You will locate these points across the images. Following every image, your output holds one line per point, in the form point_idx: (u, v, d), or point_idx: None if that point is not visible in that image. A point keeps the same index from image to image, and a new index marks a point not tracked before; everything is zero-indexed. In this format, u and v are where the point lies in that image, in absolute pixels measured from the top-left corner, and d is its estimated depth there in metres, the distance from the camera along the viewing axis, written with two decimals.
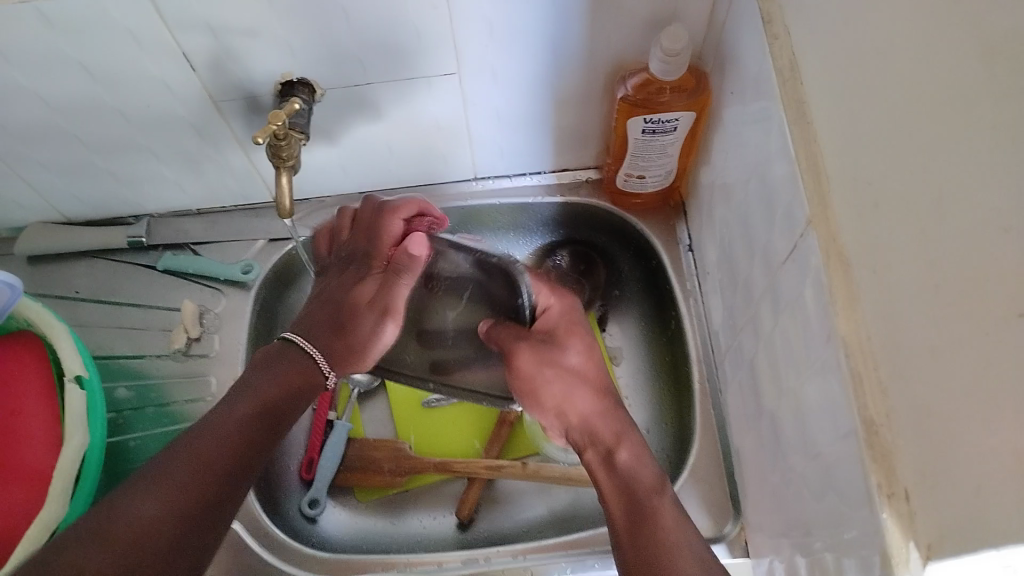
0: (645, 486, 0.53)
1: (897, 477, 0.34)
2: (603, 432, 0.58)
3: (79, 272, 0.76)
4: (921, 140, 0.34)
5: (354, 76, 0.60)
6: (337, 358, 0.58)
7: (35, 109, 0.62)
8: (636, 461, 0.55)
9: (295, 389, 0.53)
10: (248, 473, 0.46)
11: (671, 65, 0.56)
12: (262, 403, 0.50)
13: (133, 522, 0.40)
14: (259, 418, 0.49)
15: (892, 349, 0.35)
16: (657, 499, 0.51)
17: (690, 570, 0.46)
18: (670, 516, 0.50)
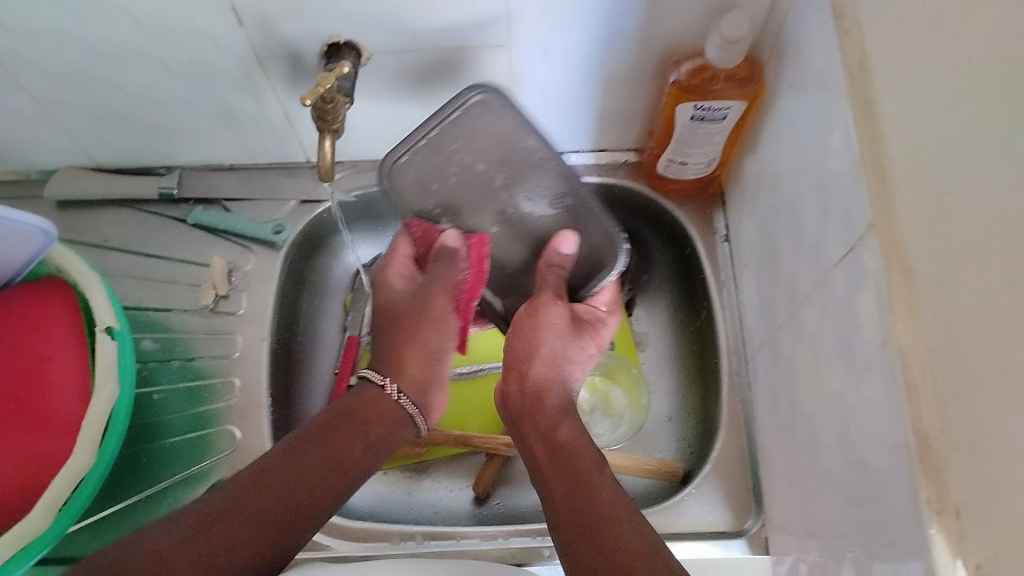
0: (587, 461, 0.51)
1: (948, 494, 0.35)
2: (544, 414, 0.55)
3: (108, 219, 0.76)
4: (1001, 154, 0.33)
5: (404, 41, 0.59)
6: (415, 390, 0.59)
7: (77, 54, 0.61)
8: (574, 439, 0.53)
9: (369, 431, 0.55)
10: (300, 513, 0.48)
11: (729, 53, 0.55)
12: (331, 444, 0.52)
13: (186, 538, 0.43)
14: (325, 458, 0.51)
15: (952, 364, 0.35)
16: (600, 474, 0.50)
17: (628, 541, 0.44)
18: (608, 492, 0.48)
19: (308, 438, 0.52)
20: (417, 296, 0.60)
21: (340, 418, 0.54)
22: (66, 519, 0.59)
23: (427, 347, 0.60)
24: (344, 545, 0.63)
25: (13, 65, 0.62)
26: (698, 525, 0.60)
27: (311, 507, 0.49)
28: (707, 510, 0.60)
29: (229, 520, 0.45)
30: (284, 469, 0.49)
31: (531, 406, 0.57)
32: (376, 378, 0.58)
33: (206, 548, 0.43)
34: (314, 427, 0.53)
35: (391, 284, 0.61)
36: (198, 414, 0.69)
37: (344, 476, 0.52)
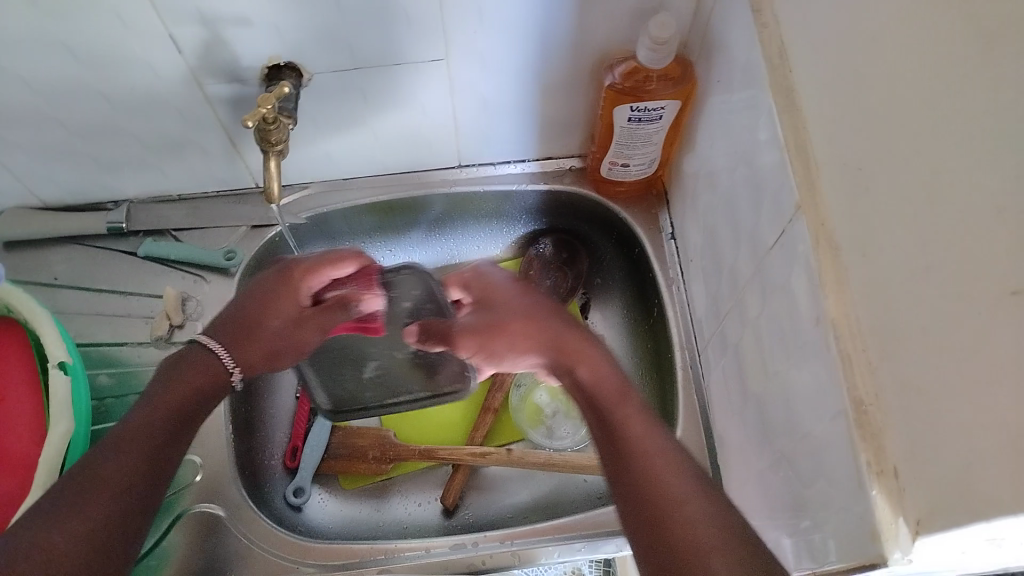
0: (612, 394, 0.48)
1: (886, 455, 0.36)
2: (562, 350, 0.51)
3: (58, 257, 0.75)
4: (914, 125, 0.35)
5: (342, 61, 0.60)
6: (242, 355, 0.56)
7: (15, 91, 0.61)
8: (598, 376, 0.50)
9: (201, 388, 0.53)
10: (158, 476, 0.47)
11: (660, 53, 0.56)
12: (165, 408, 0.50)
13: (58, 531, 0.41)
14: (164, 424, 0.49)
15: (881, 331, 0.36)
16: (627, 408, 0.47)
17: (685, 488, 0.42)
18: (655, 448, 0.44)
19: (143, 412, 0.50)
20: (297, 316, 0.58)
21: (168, 384, 0.52)
22: None
23: (276, 348, 0.58)
24: (314, 565, 0.62)
25: None
26: None
27: (158, 469, 0.47)
28: None
29: (87, 500, 0.43)
30: (129, 441, 0.47)
31: (558, 355, 0.51)
32: (221, 352, 0.55)
33: (68, 528, 0.41)
34: (146, 402, 0.50)
35: (288, 294, 0.57)
36: None
37: (183, 431, 0.51)
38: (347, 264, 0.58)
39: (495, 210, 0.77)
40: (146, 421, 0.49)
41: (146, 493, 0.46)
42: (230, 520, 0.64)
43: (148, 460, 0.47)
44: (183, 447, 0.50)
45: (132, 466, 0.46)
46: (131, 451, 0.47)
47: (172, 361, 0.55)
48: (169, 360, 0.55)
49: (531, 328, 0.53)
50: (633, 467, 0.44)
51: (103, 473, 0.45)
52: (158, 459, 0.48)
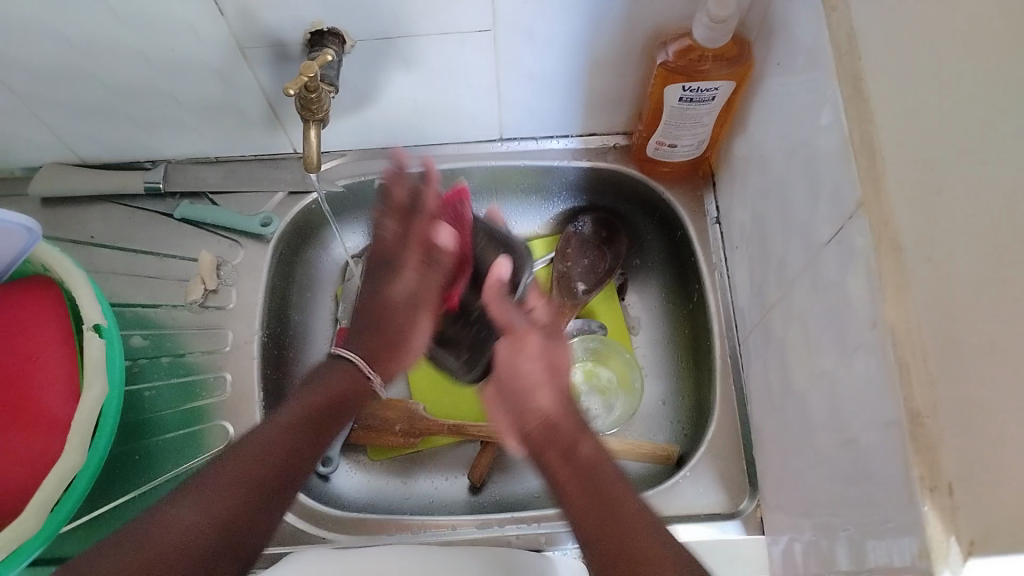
0: (614, 484, 0.50)
1: (940, 470, 0.34)
2: (565, 428, 0.53)
3: (95, 214, 0.75)
4: None
5: (388, 28, 0.59)
6: (377, 354, 0.62)
7: (55, 47, 0.60)
8: (598, 458, 0.52)
9: (336, 400, 0.58)
10: (285, 491, 0.51)
11: (716, 32, 0.54)
12: (306, 415, 0.55)
13: (178, 527, 0.46)
14: (296, 436, 0.54)
15: (948, 344, 0.34)
16: (624, 490, 0.50)
17: (661, 569, 0.45)
18: (645, 534, 0.47)
19: (275, 424, 0.54)
20: (411, 301, 0.63)
21: (306, 396, 0.57)
22: (59, 518, 0.58)
23: (398, 341, 0.63)
24: (343, 538, 0.62)
25: None
26: (692, 507, 0.60)
27: (277, 478, 0.51)
28: (701, 492, 0.60)
29: (203, 503, 0.48)
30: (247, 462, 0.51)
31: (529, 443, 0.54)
32: (355, 360, 0.62)
33: (178, 528, 0.46)
34: (273, 424, 0.54)
35: (404, 275, 0.63)
36: (190, 410, 0.68)
37: (314, 441, 0.55)
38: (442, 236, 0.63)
39: (533, 186, 0.76)
40: (277, 431, 0.53)
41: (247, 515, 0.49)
42: None
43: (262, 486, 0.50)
44: (315, 458, 0.55)
45: (258, 466, 0.51)
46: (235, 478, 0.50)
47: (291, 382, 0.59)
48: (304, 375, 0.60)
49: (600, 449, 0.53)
50: (614, 535, 0.48)
51: (225, 486, 0.49)
52: (289, 468, 0.52)
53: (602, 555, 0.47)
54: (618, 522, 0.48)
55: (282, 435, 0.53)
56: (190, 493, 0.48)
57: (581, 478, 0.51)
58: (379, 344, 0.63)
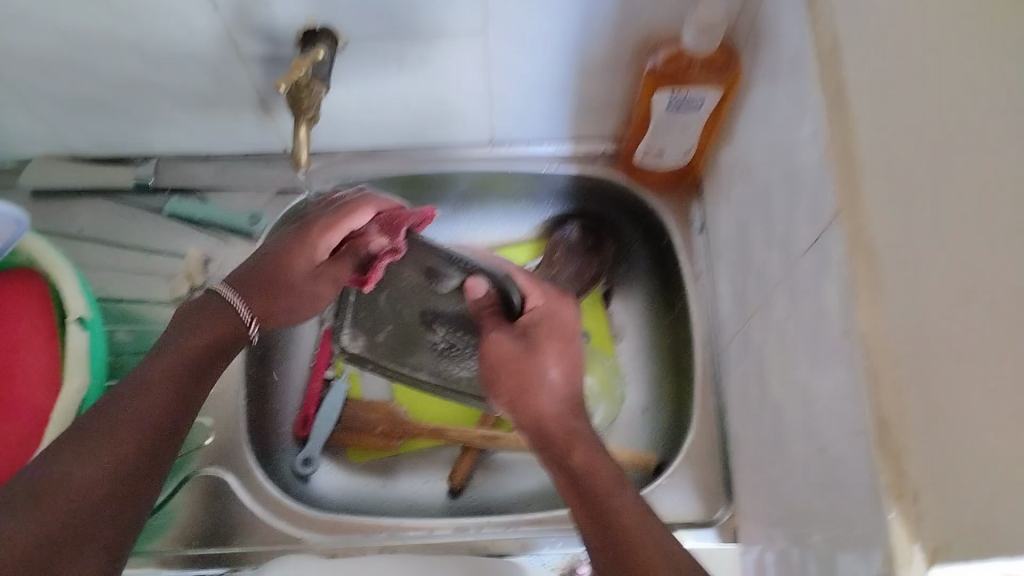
0: (604, 483, 0.51)
1: (905, 478, 0.34)
2: (555, 433, 0.57)
3: (84, 207, 0.75)
4: None
5: (379, 28, 0.59)
6: (272, 314, 0.61)
7: (48, 37, 0.60)
8: (590, 461, 0.53)
9: (219, 340, 0.56)
10: (178, 425, 0.51)
11: (704, 41, 0.55)
12: (187, 356, 0.53)
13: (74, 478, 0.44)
14: (188, 366, 0.53)
15: (916, 352, 0.35)
16: (617, 493, 0.50)
17: (663, 572, 0.44)
18: (647, 535, 0.46)
19: (166, 351, 0.53)
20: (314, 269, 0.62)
21: (212, 313, 0.57)
22: None
23: (281, 313, 0.62)
24: (322, 537, 0.62)
25: None
26: (670, 515, 0.60)
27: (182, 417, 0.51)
28: (679, 500, 0.60)
29: (96, 452, 0.46)
30: (137, 395, 0.49)
31: (543, 434, 0.58)
32: (238, 307, 0.59)
33: (68, 480, 0.44)
34: (158, 356, 0.53)
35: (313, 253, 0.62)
36: None
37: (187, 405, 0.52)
38: (558, 315, 0.65)
39: (522, 191, 0.75)
40: (170, 365, 0.52)
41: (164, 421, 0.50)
42: (237, 488, 0.64)
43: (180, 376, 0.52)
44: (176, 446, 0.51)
45: (157, 403, 0.50)
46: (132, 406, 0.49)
47: (175, 321, 0.56)
48: (183, 309, 0.58)
49: (592, 449, 0.54)
50: (609, 522, 0.48)
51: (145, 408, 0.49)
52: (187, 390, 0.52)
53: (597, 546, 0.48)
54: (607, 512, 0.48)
55: (155, 388, 0.50)
56: (68, 447, 0.46)
57: (574, 488, 0.52)
58: (253, 282, 0.60)
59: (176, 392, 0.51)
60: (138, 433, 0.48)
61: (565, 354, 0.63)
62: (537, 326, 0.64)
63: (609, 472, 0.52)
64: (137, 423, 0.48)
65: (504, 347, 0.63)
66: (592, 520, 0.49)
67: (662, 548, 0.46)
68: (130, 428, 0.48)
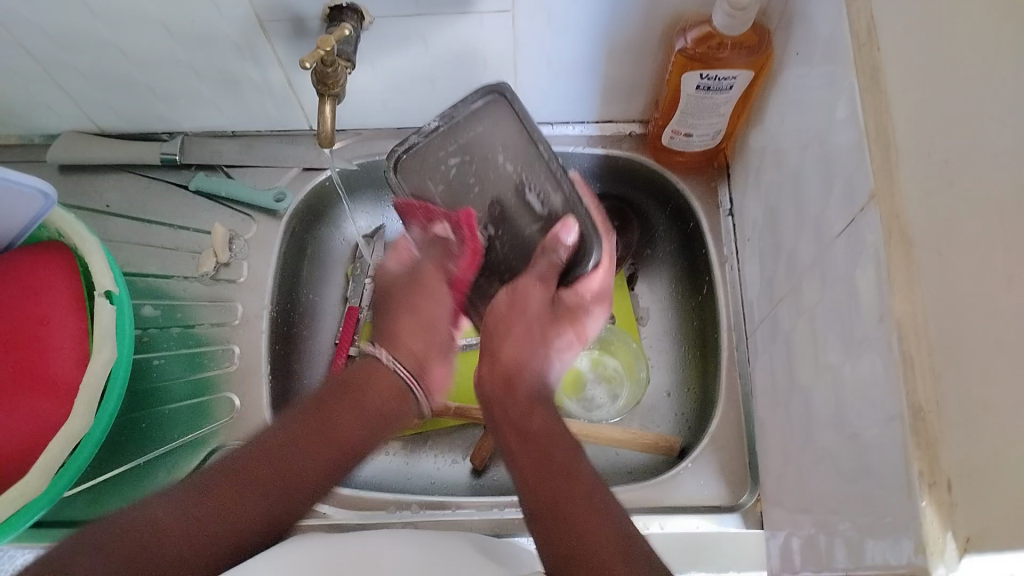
0: (558, 447, 0.49)
1: (940, 465, 0.33)
2: (492, 390, 0.55)
3: (111, 183, 0.76)
4: None
5: (406, 6, 0.58)
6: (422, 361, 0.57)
7: (76, 14, 0.60)
8: (547, 427, 0.51)
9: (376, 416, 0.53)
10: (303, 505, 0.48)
11: (736, 21, 0.54)
12: (342, 428, 0.51)
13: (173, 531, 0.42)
14: (332, 437, 0.50)
15: (951, 339, 0.34)
16: (570, 460, 0.48)
17: (610, 540, 0.42)
18: (601, 501, 0.45)
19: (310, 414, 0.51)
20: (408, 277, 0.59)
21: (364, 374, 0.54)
22: (65, 480, 0.60)
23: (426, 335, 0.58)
24: (342, 513, 0.63)
25: (14, 25, 0.61)
26: (693, 499, 0.60)
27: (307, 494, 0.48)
28: (703, 484, 0.60)
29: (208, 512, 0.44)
30: (256, 458, 0.47)
31: (489, 390, 0.56)
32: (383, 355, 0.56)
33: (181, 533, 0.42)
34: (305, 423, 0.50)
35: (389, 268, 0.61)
36: (197, 380, 0.69)
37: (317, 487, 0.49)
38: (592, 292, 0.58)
39: None
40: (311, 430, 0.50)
41: (276, 493, 0.47)
42: None
43: (312, 448, 0.49)
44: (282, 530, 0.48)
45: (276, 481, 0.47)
46: (244, 470, 0.46)
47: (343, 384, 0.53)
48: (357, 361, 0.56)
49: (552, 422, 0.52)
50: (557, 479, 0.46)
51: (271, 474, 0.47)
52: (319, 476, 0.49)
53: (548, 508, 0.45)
54: (558, 473, 0.46)
55: (288, 451, 0.48)
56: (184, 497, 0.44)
57: (519, 442, 0.50)
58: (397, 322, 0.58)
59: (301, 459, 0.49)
60: (244, 491, 0.46)
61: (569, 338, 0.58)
62: (575, 309, 0.57)
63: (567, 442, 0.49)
64: (245, 484, 0.46)
65: (538, 301, 0.55)
66: (543, 482, 0.46)
67: (613, 522, 0.43)
68: (236, 487, 0.45)
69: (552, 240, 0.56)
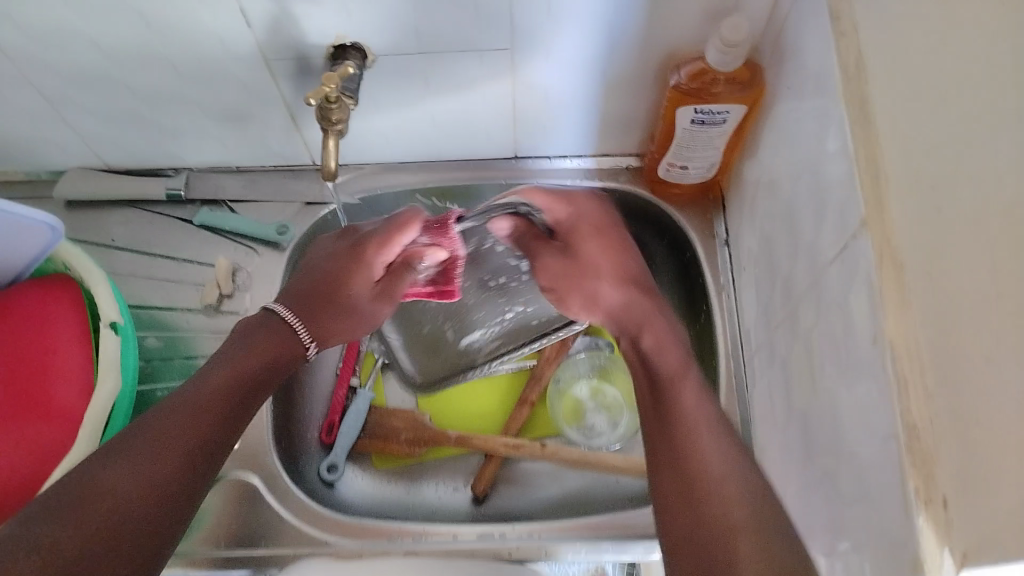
0: (672, 369, 0.53)
1: (936, 484, 0.34)
2: (629, 319, 0.59)
3: (116, 218, 0.77)
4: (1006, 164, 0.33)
5: (408, 44, 0.60)
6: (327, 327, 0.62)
7: (86, 53, 0.61)
8: (659, 346, 0.56)
9: (274, 355, 0.57)
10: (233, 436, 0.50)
11: (729, 56, 0.56)
12: (241, 368, 0.53)
13: (119, 489, 0.43)
14: (240, 381, 0.53)
15: (941, 357, 0.35)
16: (680, 388, 0.52)
17: (736, 507, 0.44)
18: (710, 458, 0.47)
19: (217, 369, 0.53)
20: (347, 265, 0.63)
21: (270, 329, 0.58)
22: None
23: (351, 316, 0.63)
24: (343, 541, 0.63)
25: (26, 64, 0.63)
26: None
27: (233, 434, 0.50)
28: None
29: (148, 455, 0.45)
30: (189, 408, 0.49)
31: (620, 321, 0.60)
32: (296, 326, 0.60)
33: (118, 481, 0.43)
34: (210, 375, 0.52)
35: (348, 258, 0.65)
36: None
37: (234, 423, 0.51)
38: (587, 210, 0.64)
39: None
40: (226, 379, 0.52)
41: (218, 444, 0.49)
42: (264, 489, 0.65)
43: (221, 406, 0.50)
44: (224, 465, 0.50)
45: (206, 422, 0.49)
46: (167, 434, 0.46)
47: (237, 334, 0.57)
48: (245, 325, 0.59)
49: (663, 331, 0.57)
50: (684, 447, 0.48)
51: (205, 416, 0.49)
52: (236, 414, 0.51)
53: (676, 483, 0.47)
54: (671, 427, 0.50)
55: (215, 395, 0.50)
56: (116, 453, 0.45)
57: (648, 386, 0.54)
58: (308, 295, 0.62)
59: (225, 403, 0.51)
60: (189, 439, 0.47)
61: (613, 245, 0.64)
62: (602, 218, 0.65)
63: (673, 358, 0.54)
64: (184, 441, 0.47)
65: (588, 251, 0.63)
66: (671, 440, 0.49)
67: (729, 465, 0.47)
68: (170, 452, 0.46)
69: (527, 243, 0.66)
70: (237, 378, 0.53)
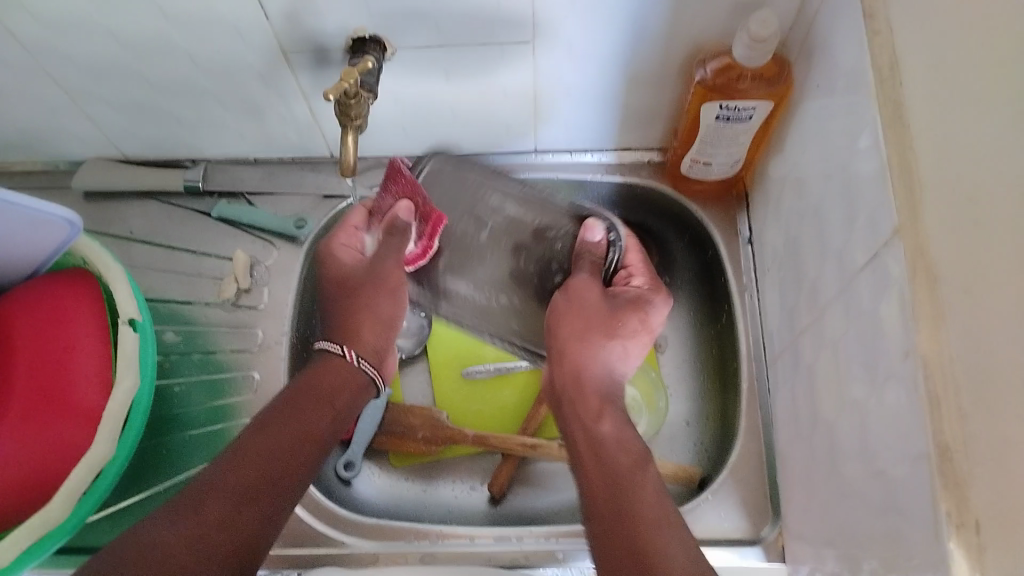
0: (627, 461, 0.53)
1: (968, 507, 0.34)
2: (591, 401, 0.59)
3: (135, 210, 0.77)
4: None
5: (428, 37, 0.59)
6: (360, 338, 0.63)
7: (103, 44, 0.61)
8: (618, 433, 0.56)
9: (332, 390, 0.59)
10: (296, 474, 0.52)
11: (756, 52, 0.54)
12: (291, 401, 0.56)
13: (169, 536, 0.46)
14: (294, 413, 0.55)
15: (977, 376, 0.34)
16: (639, 476, 0.51)
17: None
18: (665, 542, 0.47)
19: (276, 405, 0.56)
20: (372, 270, 0.65)
21: (318, 367, 0.60)
22: (87, 506, 0.60)
23: (379, 314, 0.64)
24: (360, 542, 0.63)
25: (43, 56, 0.62)
26: (714, 532, 0.59)
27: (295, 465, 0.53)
28: (723, 517, 0.60)
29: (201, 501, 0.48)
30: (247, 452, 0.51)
31: (575, 390, 0.60)
32: (336, 348, 0.62)
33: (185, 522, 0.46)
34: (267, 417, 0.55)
35: (342, 257, 0.66)
36: (218, 406, 0.70)
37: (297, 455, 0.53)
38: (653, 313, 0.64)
39: None
40: (279, 413, 0.55)
41: (278, 481, 0.51)
42: None
43: (279, 445, 0.53)
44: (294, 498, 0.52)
45: (262, 458, 0.51)
46: (228, 483, 0.49)
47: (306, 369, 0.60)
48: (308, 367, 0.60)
49: (620, 425, 0.56)
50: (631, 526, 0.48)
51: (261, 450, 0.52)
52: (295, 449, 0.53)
53: (621, 555, 0.47)
54: (624, 507, 0.49)
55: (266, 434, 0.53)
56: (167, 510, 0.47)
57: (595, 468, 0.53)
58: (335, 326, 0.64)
59: (283, 439, 0.53)
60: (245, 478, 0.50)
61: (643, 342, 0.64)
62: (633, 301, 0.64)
63: (629, 449, 0.54)
64: (239, 481, 0.50)
65: (589, 296, 0.62)
66: (610, 511, 0.49)
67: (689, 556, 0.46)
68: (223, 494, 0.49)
69: (583, 243, 0.65)
70: (302, 418, 0.55)
